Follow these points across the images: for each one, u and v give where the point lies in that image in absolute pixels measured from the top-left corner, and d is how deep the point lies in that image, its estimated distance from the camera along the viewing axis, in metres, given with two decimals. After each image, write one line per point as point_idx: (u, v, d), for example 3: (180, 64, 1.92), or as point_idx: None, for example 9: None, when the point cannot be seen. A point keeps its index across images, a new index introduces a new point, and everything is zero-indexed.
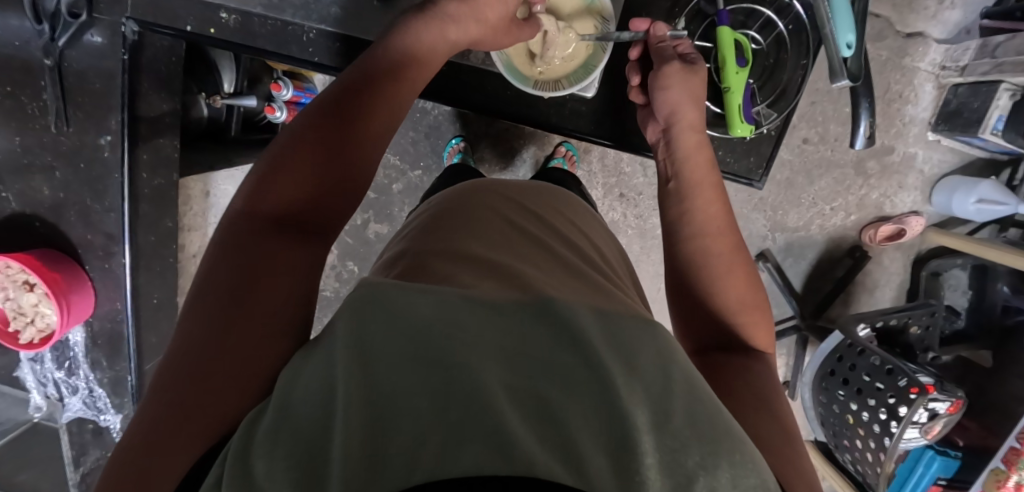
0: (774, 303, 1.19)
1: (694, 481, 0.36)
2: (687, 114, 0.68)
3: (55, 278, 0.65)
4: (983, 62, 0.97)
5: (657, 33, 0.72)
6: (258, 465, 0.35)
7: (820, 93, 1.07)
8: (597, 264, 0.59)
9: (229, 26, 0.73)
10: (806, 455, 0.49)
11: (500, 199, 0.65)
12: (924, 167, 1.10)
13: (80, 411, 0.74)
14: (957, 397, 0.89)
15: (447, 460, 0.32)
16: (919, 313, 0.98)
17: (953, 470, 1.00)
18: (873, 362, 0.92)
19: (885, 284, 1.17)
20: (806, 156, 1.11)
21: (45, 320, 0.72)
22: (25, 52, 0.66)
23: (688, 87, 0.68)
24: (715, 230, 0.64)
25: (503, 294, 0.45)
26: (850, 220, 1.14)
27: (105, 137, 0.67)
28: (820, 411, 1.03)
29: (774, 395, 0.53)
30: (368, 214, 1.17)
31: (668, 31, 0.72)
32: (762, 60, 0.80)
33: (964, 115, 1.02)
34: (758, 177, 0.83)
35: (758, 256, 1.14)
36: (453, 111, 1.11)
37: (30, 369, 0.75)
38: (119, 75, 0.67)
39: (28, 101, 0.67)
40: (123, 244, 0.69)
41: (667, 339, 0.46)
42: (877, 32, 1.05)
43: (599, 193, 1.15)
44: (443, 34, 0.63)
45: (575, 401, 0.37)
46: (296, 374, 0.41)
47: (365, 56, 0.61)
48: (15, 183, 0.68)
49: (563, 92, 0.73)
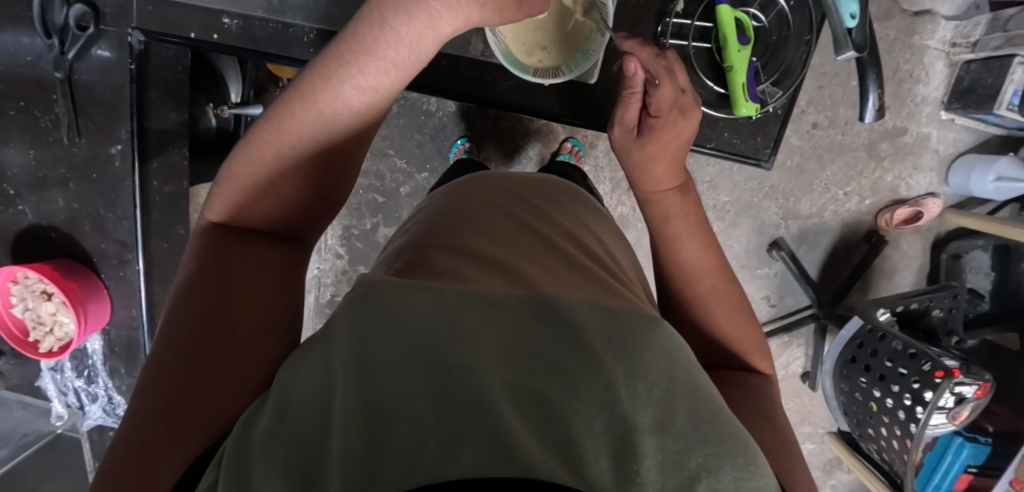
0: (789, 292, 1.17)
1: (697, 482, 0.35)
2: (654, 171, 0.70)
3: (71, 286, 0.66)
4: (994, 36, 0.95)
5: (629, 71, 0.66)
6: (257, 470, 0.35)
7: (827, 76, 1.06)
8: (600, 259, 0.58)
9: (232, 31, 0.76)
10: (805, 464, 0.52)
11: (501, 192, 0.65)
12: (939, 147, 1.08)
13: (100, 420, 0.75)
14: (984, 380, 0.85)
15: (446, 462, 0.31)
16: (941, 296, 0.95)
17: (984, 457, 0.98)
18: (896, 347, 0.90)
19: (904, 269, 1.14)
20: (816, 141, 1.10)
21: (64, 329, 0.73)
22: (37, 68, 0.67)
23: (643, 157, 0.69)
24: (701, 266, 0.67)
25: (502, 289, 0.46)
26: (865, 204, 1.12)
27: (116, 146, 0.68)
28: (843, 400, 1.01)
29: (774, 407, 0.58)
30: (377, 218, 1.18)
31: (637, 68, 0.66)
32: (764, 38, 0.79)
33: (978, 91, 1.00)
34: (766, 157, 0.83)
35: (772, 245, 1.12)
36: (457, 111, 1.12)
37: (50, 378, 0.75)
38: (127, 87, 0.68)
39: (41, 115, 0.68)
40: (136, 252, 0.70)
41: (672, 339, 0.45)
42: (883, 12, 1.04)
43: (607, 187, 1.14)
44: (433, 27, 0.58)
45: (577, 401, 0.37)
46: (293, 374, 0.41)
47: (337, 53, 0.57)
48: (31, 196, 0.69)
49: (561, 79, 0.74)
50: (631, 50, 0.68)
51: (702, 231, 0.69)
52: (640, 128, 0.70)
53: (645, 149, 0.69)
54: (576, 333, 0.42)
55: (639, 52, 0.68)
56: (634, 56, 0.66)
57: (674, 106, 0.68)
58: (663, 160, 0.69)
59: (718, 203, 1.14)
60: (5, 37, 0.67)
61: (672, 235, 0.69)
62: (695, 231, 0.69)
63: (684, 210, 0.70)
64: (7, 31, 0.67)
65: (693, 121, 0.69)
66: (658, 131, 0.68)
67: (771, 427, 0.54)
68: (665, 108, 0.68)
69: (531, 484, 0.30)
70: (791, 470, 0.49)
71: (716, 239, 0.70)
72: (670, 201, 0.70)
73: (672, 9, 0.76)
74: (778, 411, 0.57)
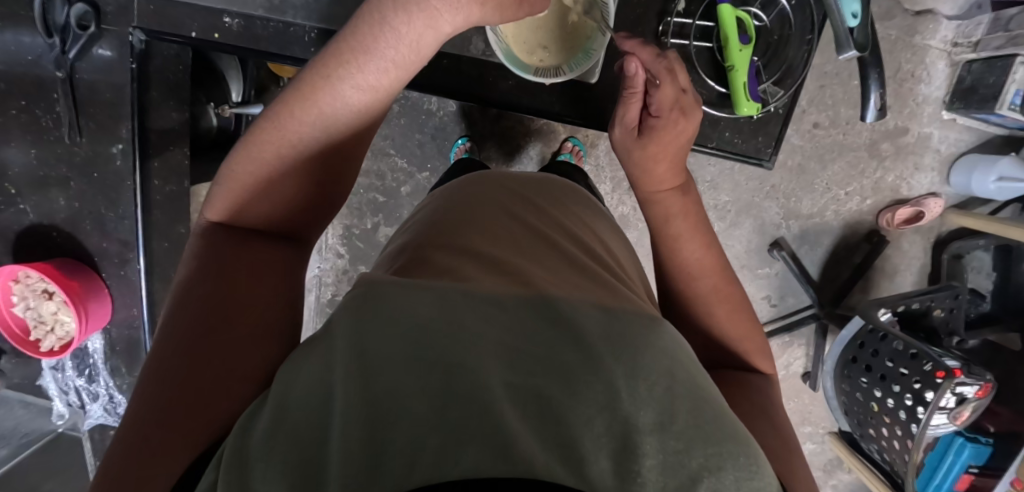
0: (790, 292, 1.17)
1: (698, 482, 0.35)
2: (654, 170, 0.70)
3: (73, 286, 0.66)
4: (996, 36, 0.95)
5: (629, 71, 0.66)
6: (257, 469, 0.35)
7: (828, 76, 1.06)
8: (601, 259, 0.58)
9: (232, 30, 0.76)
10: (805, 464, 0.52)
11: (502, 191, 0.65)
12: (940, 147, 1.08)
13: (101, 418, 0.76)
14: (986, 380, 0.85)
15: (446, 463, 0.31)
16: (942, 295, 0.95)
17: (985, 457, 0.98)
18: (896, 347, 0.90)
19: (905, 269, 1.14)
20: (817, 141, 1.10)
21: (65, 328, 0.73)
22: (38, 67, 0.67)
23: (643, 157, 0.70)
24: (702, 266, 0.67)
25: (502, 288, 0.46)
26: (866, 204, 1.12)
27: (117, 145, 0.68)
28: (844, 400, 1.01)
29: (775, 407, 0.58)
30: (378, 217, 1.18)
31: (638, 68, 0.65)
32: (766, 37, 0.79)
33: (980, 91, 1.00)
34: (768, 157, 0.83)
35: (773, 245, 1.12)
36: (458, 110, 1.12)
37: (52, 377, 0.75)
38: (128, 86, 0.68)
39: (42, 115, 0.68)
40: (137, 251, 0.70)
41: (673, 338, 0.45)
42: (884, 12, 1.04)
43: (608, 187, 1.14)
44: (433, 26, 0.58)
45: (578, 400, 0.37)
46: (293, 373, 0.41)
47: (337, 52, 0.57)
48: (33, 195, 0.69)
49: (563, 78, 0.74)
50: (631, 49, 0.68)
51: (703, 231, 0.69)
52: (641, 128, 0.70)
53: (646, 149, 0.69)
54: (576, 332, 0.42)
55: (639, 51, 0.67)
56: (635, 56, 0.66)
57: (675, 106, 0.67)
58: (663, 161, 0.69)
59: (719, 202, 1.14)
60: (7, 36, 0.67)
61: (673, 234, 0.69)
62: (696, 230, 0.69)
63: (685, 211, 0.70)
64: (8, 30, 0.67)
65: (693, 120, 0.68)
66: (658, 130, 0.68)
67: (772, 426, 0.54)
68: (665, 107, 0.67)
69: (531, 484, 0.30)
70: (792, 470, 0.49)
71: (716, 239, 0.70)
72: (671, 201, 0.71)
73: (673, 8, 0.76)
74: (778, 411, 0.57)
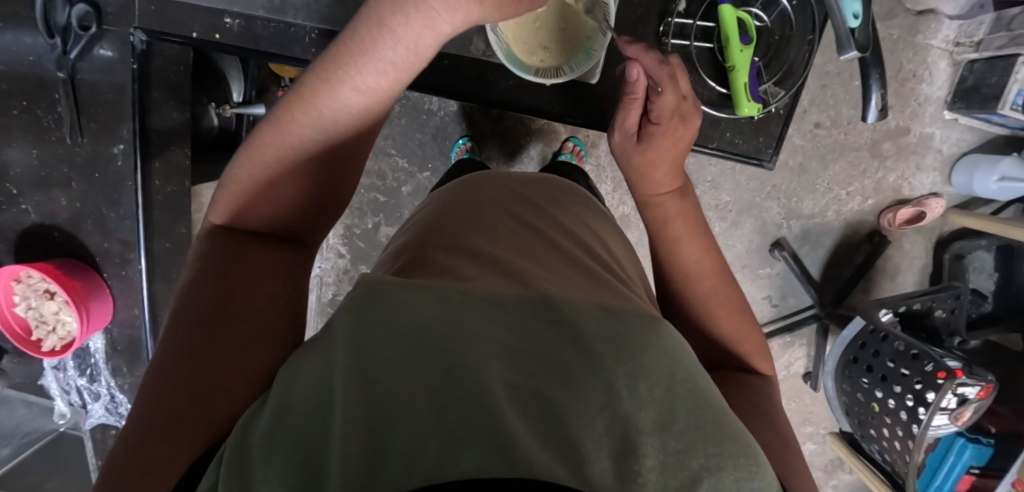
0: (791, 292, 1.16)
1: (699, 482, 0.35)
2: (655, 174, 0.70)
3: (75, 286, 0.66)
4: (998, 36, 0.95)
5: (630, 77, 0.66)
6: (257, 470, 0.35)
7: (830, 76, 1.06)
8: (602, 260, 0.58)
9: (233, 31, 0.76)
10: (804, 465, 0.52)
11: (502, 191, 0.65)
12: (942, 147, 1.08)
13: (103, 418, 0.76)
14: (987, 381, 0.85)
15: (446, 464, 0.31)
16: (944, 296, 0.95)
17: (986, 457, 0.98)
18: (897, 348, 0.90)
19: (906, 269, 1.14)
20: (818, 141, 1.09)
21: (66, 328, 0.73)
22: (39, 67, 0.67)
23: (642, 161, 0.70)
24: (701, 269, 0.67)
25: (502, 288, 0.46)
26: (867, 204, 1.12)
27: (118, 146, 0.69)
28: (844, 401, 1.00)
29: (775, 409, 0.58)
30: (379, 217, 1.18)
31: (639, 74, 0.66)
32: (767, 37, 0.79)
33: (981, 91, 0.99)
34: (768, 157, 0.83)
35: (774, 245, 1.12)
36: (459, 110, 1.12)
37: (53, 377, 0.75)
38: (129, 86, 0.68)
39: (44, 115, 0.68)
40: (138, 251, 0.70)
41: (673, 338, 0.45)
42: (886, 11, 1.04)
43: (608, 187, 1.15)
44: (432, 28, 0.58)
45: (579, 401, 0.37)
46: (293, 375, 0.41)
47: (337, 54, 0.57)
48: (34, 195, 0.69)
49: (563, 78, 0.74)
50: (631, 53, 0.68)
51: (703, 233, 0.69)
52: (640, 134, 0.70)
53: (646, 154, 0.69)
54: (577, 332, 0.42)
55: (643, 57, 0.67)
56: (638, 62, 0.66)
57: (676, 113, 0.67)
58: (662, 165, 0.69)
59: (720, 202, 1.14)
60: (8, 37, 0.67)
61: (672, 236, 0.69)
62: (695, 232, 0.69)
63: (683, 213, 0.70)
64: (10, 30, 0.67)
65: (692, 127, 0.69)
66: (657, 137, 0.68)
67: (771, 427, 0.54)
68: (666, 115, 0.67)
69: (530, 484, 0.30)
70: (792, 471, 0.49)
71: (715, 241, 0.70)
72: (670, 204, 0.70)
73: (674, 9, 0.76)
74: (779, 412, 0.57)
